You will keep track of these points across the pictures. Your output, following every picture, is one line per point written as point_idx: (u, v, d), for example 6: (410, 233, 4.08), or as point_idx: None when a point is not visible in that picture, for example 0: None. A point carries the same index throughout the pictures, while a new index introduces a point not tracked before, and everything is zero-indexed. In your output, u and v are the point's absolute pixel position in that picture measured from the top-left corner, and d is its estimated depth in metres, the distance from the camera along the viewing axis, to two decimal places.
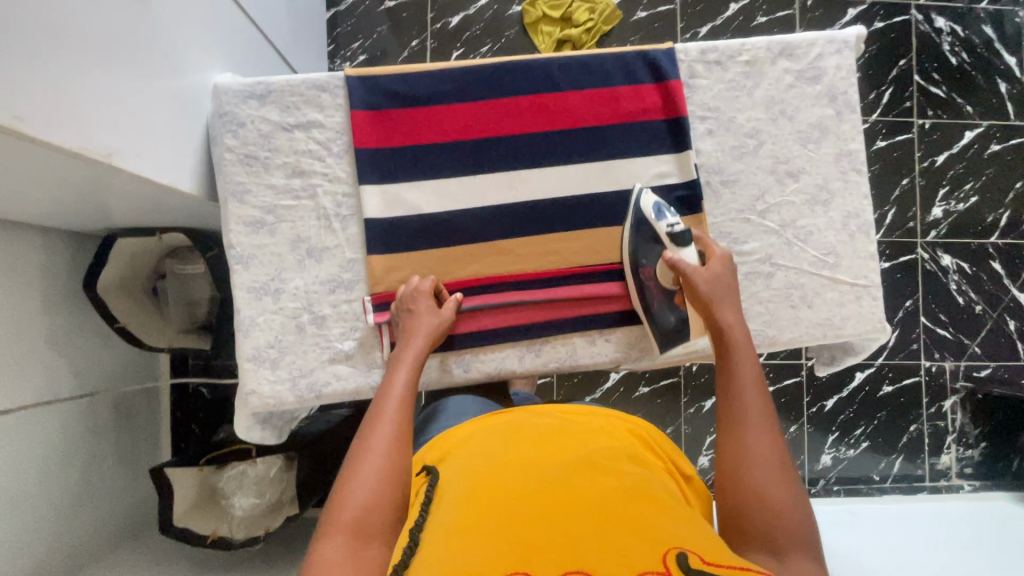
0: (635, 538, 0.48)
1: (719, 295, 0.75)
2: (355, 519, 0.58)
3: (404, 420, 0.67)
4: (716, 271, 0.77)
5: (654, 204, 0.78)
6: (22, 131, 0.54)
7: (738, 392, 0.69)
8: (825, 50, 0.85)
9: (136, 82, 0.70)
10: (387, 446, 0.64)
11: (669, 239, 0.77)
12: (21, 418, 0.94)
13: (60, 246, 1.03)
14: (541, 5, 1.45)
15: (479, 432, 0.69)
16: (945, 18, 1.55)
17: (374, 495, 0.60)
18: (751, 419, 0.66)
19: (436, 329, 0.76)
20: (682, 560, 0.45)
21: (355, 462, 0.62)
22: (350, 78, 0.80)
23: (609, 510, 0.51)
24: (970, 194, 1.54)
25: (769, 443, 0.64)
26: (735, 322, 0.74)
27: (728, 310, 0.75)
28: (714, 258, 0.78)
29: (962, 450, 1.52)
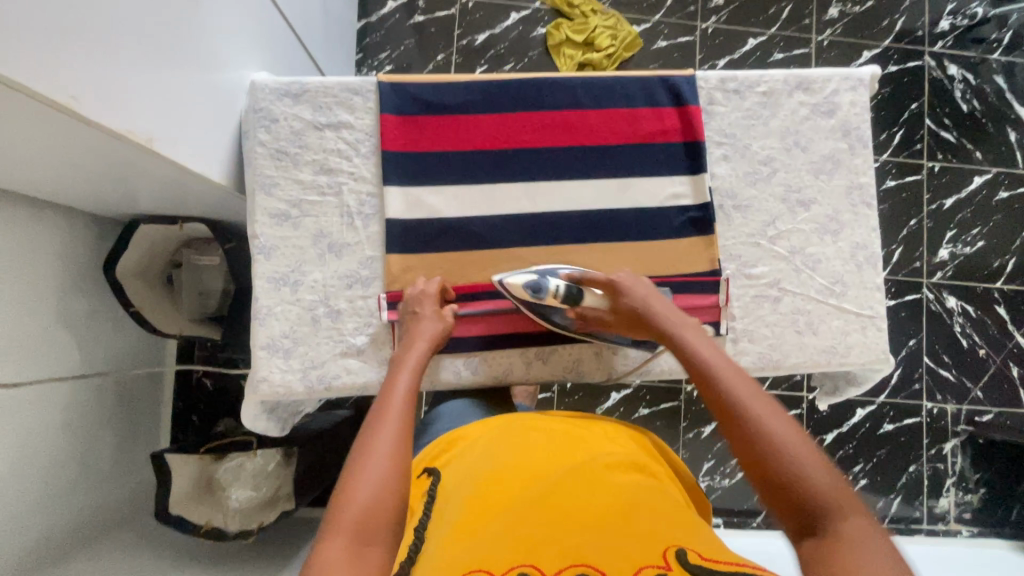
0: (635, 536, 0.49)
1: (641, 304, 0.76)
2: (357, 520, 0.53)
3: (409, 416, 0.65)
4: (628, 299, 0.77)
5: (526, 282, 0.78)
6: (73, 109, 0.57)
7: (720, 379, 0.64)
8: (840, 86, 0.88)
9: (179, 74, 0.73)
10: (394, 442, 0.60)
11: (561, 300, 0.79)
12: (29, 392, 0.95)
13: (85, 228, 1.07)
14: (566, 29, 1.49)
15: (479, 435, 0.70)
16: (957, 66, 1.59)
17: (381, 494, 0.56)
18: (747, 401, 0.61)
19: (439, 333, 0.77)
20: (682, 556, 0.46)
21: (360, 460, 0.58)
22: (381, 83, 0.83)
23: (610, 513, 0.52)
24: (977, 238, 1.56)
25: (776, 416, 0.59)
26: (672, 322, 0.73)
27: (655, 306, 0.76)
28: (619, 286, 0.78)
29: (960, 494, 1.50)
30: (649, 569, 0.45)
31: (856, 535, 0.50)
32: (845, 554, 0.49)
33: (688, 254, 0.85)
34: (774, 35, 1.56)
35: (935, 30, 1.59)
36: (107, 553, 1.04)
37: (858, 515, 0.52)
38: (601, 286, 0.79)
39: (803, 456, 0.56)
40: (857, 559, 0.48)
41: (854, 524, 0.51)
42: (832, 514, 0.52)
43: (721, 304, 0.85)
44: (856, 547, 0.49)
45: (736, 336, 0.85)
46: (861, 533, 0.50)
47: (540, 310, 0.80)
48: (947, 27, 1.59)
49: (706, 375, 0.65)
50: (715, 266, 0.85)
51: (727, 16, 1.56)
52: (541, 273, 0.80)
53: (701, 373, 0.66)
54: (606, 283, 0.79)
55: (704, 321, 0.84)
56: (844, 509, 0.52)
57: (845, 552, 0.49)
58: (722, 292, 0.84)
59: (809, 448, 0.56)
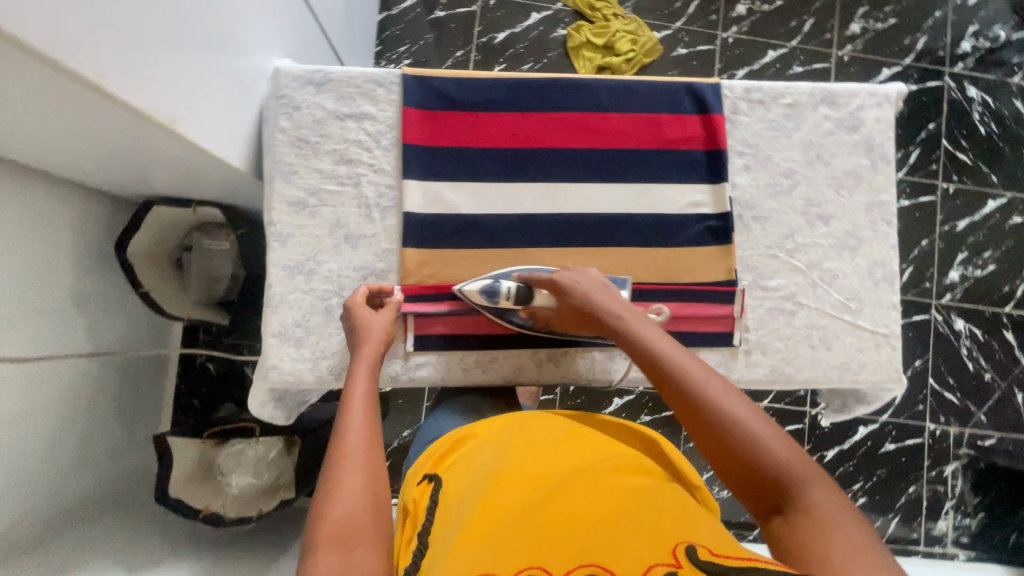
0: (642, 535, 0.46)
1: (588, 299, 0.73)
2: (336, 531, 0.51)
3: (373, 421, 0.63)
4: (570, 297, 0.74)
5: (480, 288, 0.79)
6: (103, 87, 0.58)
7: (672, 371, 0.63)
8: (866, 102, 0.87)
9: (207, 59, 0.73)
10: (362, 451, 0.59)
11: (515, 302, 0.79)
12: (37, 367, 0.95)
13: (99, 207, 1.06)
14: (586, 32, 1.49)
15: (482, 442, 0.68)
16: (977, 88, 1.58)
17: (359, 502, 0.54)
18: (703, 390, 0.61)
19: (383, 330, 0.74)
20: (694, 554, 0.43)
21: (332, 473, 0.56)
22: (406, 76, 0.83)
23: (615, 513, 0.50)
24: (988, 262, 1.55)
25: (729, 400, 0.59)
26: (619, 313, 0.71)
27: (599, 296, 0.73)
28: (562, 285, 0.75)
29: (959, 518, 1.49)
30: (659, 567, 0.42)
31: (823, 505, 0.52)
32: (817, 528, 0.50)
33: (706, 263, 0.85)
34: (794, 48, 1.56)
35: (956, 51, 1.58)
36: (105, 533, 1.04)
37: (823, 483, 0.54)
38: (546, 286, 0.77)
39: (764, 435, 0.57)
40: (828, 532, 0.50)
41: (818, 493, 0.53)
42: (798, 488, 0.54)
43: (735, 314, 0.84)
44: (825, 518, 0.51)
45: (749, 348, 0.84)
46: (827, 501, 0.52)
47: (500, 314, 0.80)
48: (968, 48, 1.58)
49: (660, 367, 0.64)
50: (732, 276, 0.85)
51: (748, 27, 1.56)
52: (495, 278, 0.81)
53: (653, 366, 0.65)
54: (549, 282, 0.77)
55: (718, 331, 0.84)
56: (808, 480, 0.54)
57: (816, 525, 0.50)
58: (737, 303, 0.84)
59: (768, 426, 0.58)
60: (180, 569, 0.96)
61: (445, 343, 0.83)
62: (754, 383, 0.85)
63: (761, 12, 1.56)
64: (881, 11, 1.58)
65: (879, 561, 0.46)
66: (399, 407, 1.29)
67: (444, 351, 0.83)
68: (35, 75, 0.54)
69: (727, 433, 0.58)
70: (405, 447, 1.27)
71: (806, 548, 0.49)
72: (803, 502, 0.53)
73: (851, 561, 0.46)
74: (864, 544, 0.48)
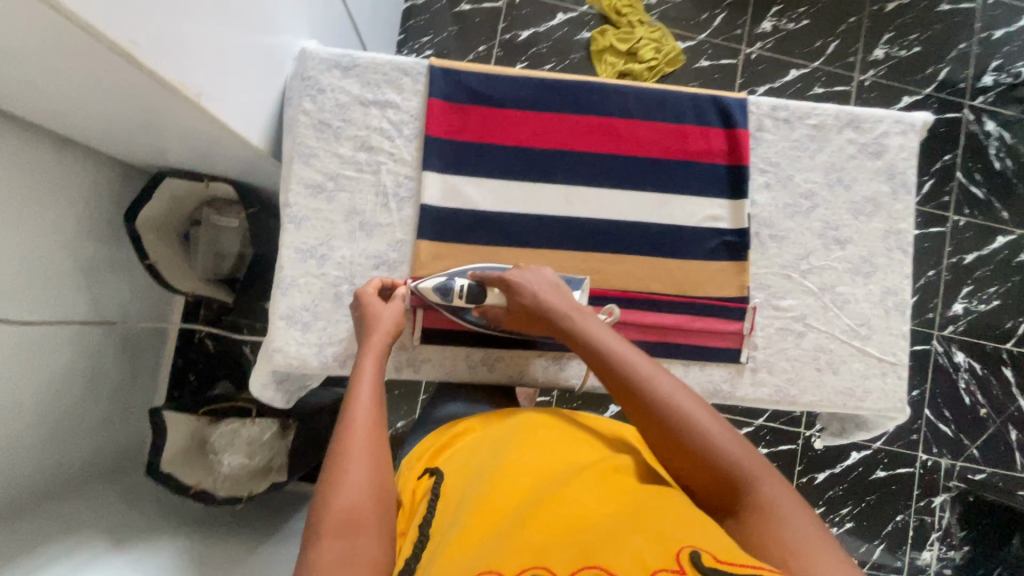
0: (643, 536, 0.44)
1: (540, 300, 0.71)
2: (340, 519, 0.51)
3: (378, 411, 0.62)
4: (518, 297, 0.72)
5: (434, 286, 0.77)
6: (133, 55, 0.57)
7: (623, 369, 0.62)
8: (891, 129, 0.87)
9: (236, 34, 0.72)
10: (366, 441, 0.58)
11: (467, 301, 0.77)
12: (39, 331, 0.94)
13: (112, 175, 1.06)
14: (610, 36, 1.48)
15: (481, 441, 0.67)
16: (995, 122, 1.58)
17: (364, 492, 0.54)
18: (653, 388, 0.60)
19: (393, 321, 0.73)
20: (696, 559, 0.40)
21: (336, 462, 0.56)
22: (434, 67, 0.82)
23: (619, 513, 0.49)
24: (992, 297, 1.55)
25: (680, 397, 0.59)
26: (569, 313, 0.69)
27: (546, 294, 0.71)
28: (511, 284, 0.72)
29: (943, 549, 1.48)
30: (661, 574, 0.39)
31: (775, 496, 0.52)
32: (768, 522, 0.50)
33: (719, 277, 0.84)
34: (816, 69, 1.55)
35: (978, 83, 1.58)
36: (94, 502, 1.03)
37: (773, 478, 0.54)
38: (497, 285, 0.74)
39: (715, 433, 0.57)
40: (782, 526, 0.49)
41: (769, 486, 0.53)
42: (750, 486, 0.53)
43: (745, 331, 0.83)
44: (776, 511, 0.51)
45: (756, 366, 0.84)
46: (776, 493, 0.52)
47: (455, 311, 0.79)
48: (990, 82, 1.58)
49: (612, 367, 0.63)
50: (744, 293, 0.84)
51: (773, 44, 1.55)
52: (450, 275, 0.79)
53: (603, 366, 0.64)
54: (499, 281, 0.74)
55: (726, 347, 0.83)
56: (757, 473, 0.54)
57: (768, 521, 0.50)
58: (747, 320, 0.83)
59: (717, 422, 0.58)
60: (167, 544, 0.95)
61: (452, 337, 0.82)
62: (757, 402, 0.84)
63: (787, 29, 1.56)
64: (906, 38, 1.57)
65: (829, 553, 0.47)
66: (395, 397, 1.28)
67: (450, 345, 0.82)
68: (64, 36, 0.54)
69: (680, 434, 0.57)
70: (399, 439, 1.27)
71: (758, 545, 0.49)
72: (754, 498, 0.52)
73: (802, 556, 0.46)
74: (812, 536, 0.48)
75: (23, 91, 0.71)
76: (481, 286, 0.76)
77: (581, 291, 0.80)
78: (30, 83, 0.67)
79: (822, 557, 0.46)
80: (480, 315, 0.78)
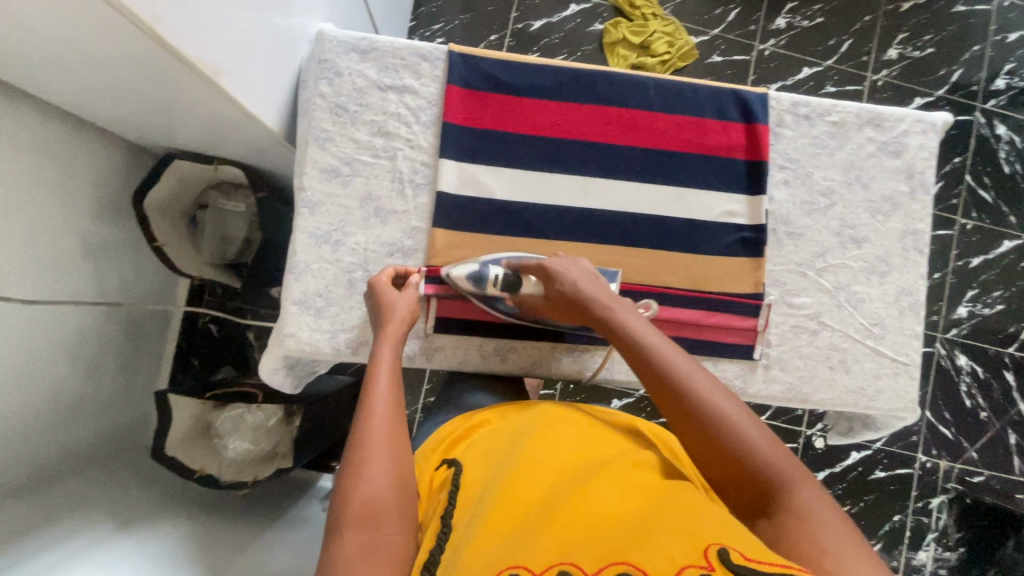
0: (670, 534, 0.43)
1: (579, 288, 0.70)
2: (363, 510, 0.51)
3: (396, 401, 0.61)
4: (556, 283, 0.71)
5: (467, 273, 0.77)
6: (154, 29, 0.57)
7: (659, 364, 0.62)
8: (911, 128, 0.87)
9: (253, 13, 0.71)
10: (386, 433, 0.58)
11: (502, 289, 0.76)
12: (45, 311, 0.93)
13: (121, 154, 1.04)
14: (623, 29, 1.46)
15: (498, 433, 0.67)
16: (1006, 126, 1.57)
17: (387, 482, 0.54)
18: (690, 385, 0.60)
19: (410, 309, 0.72)
20: (725, 556, 0.40)
21: (358, 453, 0.55)
22: (453, 53, 0.81)
23: (642, 508, 0.49)
24: (997, 301, 1.55)
25: (717, 394, 0.59)
26: (605, 304, 0.69)
27: (585, 282, 0.71)
28: (551, 271, 0.72)
29: (940, 550, 1.49)
30: (689, 570, 0.39)
31: (810, 502, 0.51)
32: (803, 526, 0.49)
33: (735, 273, 0.84)
34: (829, 67, 1.54)
35: (990, 86, 1.57)
36: (97, 483, 1.03)
37: (809, 483, 0.53)
38: (534, 272, 0.74)
39: (750, 434, 0.56)
40: (816, 530, 0.49)
41: (804, 490, 0.52)
42: (784, 489, 0.53)
43: (759, 328, 0.83)
44: (812, 516, 0.50)
45: (768, 363, 0.84)
46: (813, 499, 0.52)
47: (485, 298, 0.78)
48: (1003, 85, 1.57)
49: (647, 362, 0.63)
50: (759, 290, 0.84)
51: (786, 41, 1.54)
52: (483, 262, 0.79)
53: (638, 360, 0.64)
54: (537, 267, 0.74)
55: (740, 343, 0.83)
56: (794, 478, 0.54)
57: (801, 524, 0.49)
58: (761, 317, 0.83)
59: (754, 425, 0.57)
60: (171, 527, 0.95)
61: (466, 327, 0.82)
62: (769, 399, 0.84)
63: (801, 27, 1.55)
64: (920, 38, 1.56)
65: (864, 560, 0.46)
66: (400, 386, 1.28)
67: (464, 335, 0.82)
68: (84, 8, 0.53)
69: (715, 433, 0.57)
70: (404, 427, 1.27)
71: (794, 547, 0.48)
72: (790, 501, 0.52)
73: (840, 559, 0.45)
74: (849, 542, 0.47)
75: (35, 66, 0.70)
76: (517, 275, 0.76)
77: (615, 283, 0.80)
78: (42, 56, 0.66)
79: (858, 562, 0.46)
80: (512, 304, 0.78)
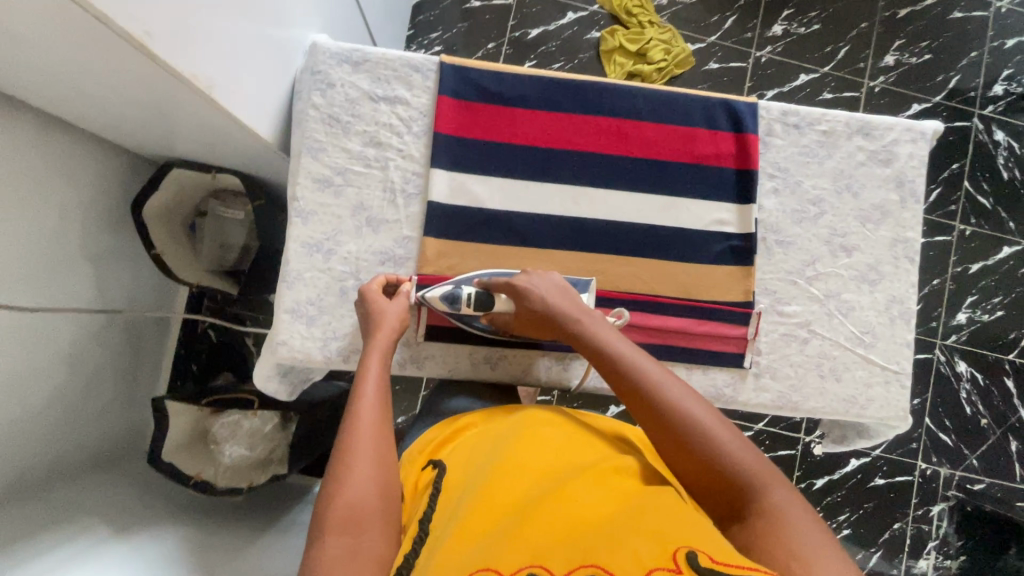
0: (641, 536, 0.44)
1: (551, 301, 0.71)
2: (345, 516, 0.51)
3: (383, 409, 0.62)
4: (526, 299, 0.73)
5: (442, 294, 0.76)
6: (146, 45, 0.58)
7: (629, 373, 0.63)
8: (902, 136, 0.87)
9: (248, 28, 0.73)
10: (373, 440, 0.58)
11: (476, 309, 0.77)
12: (44, 317, 0.94)
13: (119, 163, 1.06)
14: (620, 37, 1.48)
15: (481, 438, 0.67)
16: (1004, 132, 1.57)
17: (369, 487, 0.54)
18: (659, 391, 0.61)
19: (400, 318, 0.73)
20: (693, 558, 0.40)
21: (342, 460, 0.56)
22: (444, 64, 0.82)
23: (620, 512, 0.49)
24: (996, 307, 1.55)
25: (686, 399, 0.60)
26: (576, 315, 0.70)
27: (555, 294, 0.72)
28: (519, 289, 0.73)
29: (940, 558, 1.48)
30: (657, 572, 0.39)
31: (781, 503, 0.52)
32: (773, 528, 0.50)
33: (724, 281, 0.84)
34: (826, 74, 1.55)
35: (988, 92, 1.57)
36: (95, 488, 1.04)
37: (781, 485, 0.53)
38: (504, 290, 0.75)
39: (721, 438, 0.57)
40: (785, 530, 0.49)
41: (776, 491, 0.53)
42: (756, 492, 0.53)
43: (749, 337, 0.83)
44: (783, 516, 0.50)
45: (759, 371, 0.84)
46: (785, 500, 0.52)
47: (462, 319, 0.79)
48: (1000, 92, 1.57)
49: (617, 372, 0.64)
50: (749, 298, 0.84)
51: (783, 48, 1.55)
52: (456, 283, 0.79)
53: (608, 369, 0.65)
54: (507, 286, 0.75)
55: (730, 351, 0.83)
56: (767, 481, 0.54)
57: (772, 525, 0.50)
58: (752, 325, 0.83)
59: (726, 429, 0.58)
60: (167, 533, 0.96)
61: (457, 335, 0.82)
62: (759, 407, 0.84)
63: (798, 33, 1.55)
64: (917, 45, 1.57)
65: (833, 559, 0.46)
66: (396, 392, 1.29)
67: (454, 343, 0.82)
68: (77, 24, 0.54)
69: (686, 440, 0.58)
70: (399, 432, 1.27)
71: (764, 549, 0.49)
72: (762, 504, 0.52)
73: (808, 559, 0.46)
74: (819, 542, 0.48)
75: (34, 77, 0.71)
76: (490, 295, 0.77)
77: (588, 293, 0.80)
78: (40, 69, 0.68)
79: (827, 561, 0.46)
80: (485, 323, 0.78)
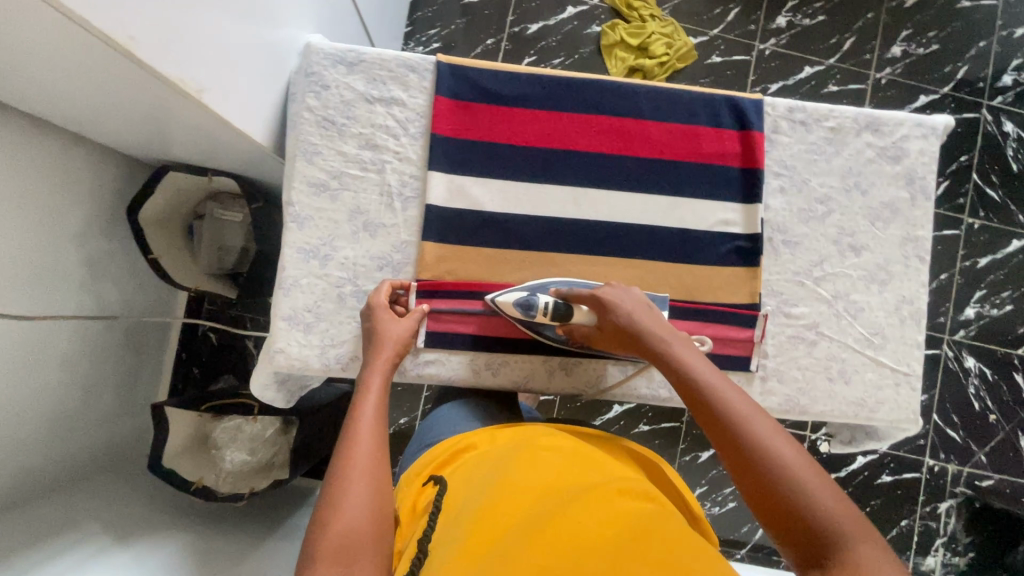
0: None
1: (636, 318, 0.70)
2: (337, 544, 0.50)
3: (380, 434, 0.61)
4: (612, 314, 0.72)
5: (516, 301, 0.76)
6: (132, 51, 0.56)
7: (713, 396, 0.61)
8: (912, 132, 0.85)
9: (240, 30, 0.71)
10: (369, 464, 0.57)
11: (553, 318, 0.76)
12: (42, 325, 0.93)
13: (114, 168, 1.04)
14: (621, 30, 1.45)
15: (484, 455, 0.66)
16: (1014, 123, 1.54)
17: (363, 513, 0.53)
18: (743, 418, 0.58)
19: (402, 337, 0.73)
20: None
21: (337, 486, 0.55)
22: (441, 64, 0.80)
23: (621, 539, 0.48)
24: (1006, 301, 1.52)
25: (770, 430, 0.57)
26: (660, 334, 0.68)
27: (640, 312, 0.71)
28: (604, 302, 0.72)
29: (948, 555, 1.46)
30: None
31: (866, 554, 0.48)
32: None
33: (730, 283, 0.83)
34: (831, 66, 1.52)
35: (997, 82, 1.54)
36: (95, 496, 1.03)
37: (865, 536, 0.50)
38: (587, 301, 0.74)
39: (803, 476, 0.54)
40: None
41: (859, 541, 0.49)
42: (837, 538, 0.50)
43: (755, 339, 0.82)
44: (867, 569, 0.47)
45: (766, 374, 0.82)
46: (868, 553, 0.48)
47: (534, 327, 0.78)
48: (1009, 82, 1.54)
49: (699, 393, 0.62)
50: (755, 300, 0.82)
51: (787, 40, 1.52)
52: (530, 290, 0.78)
53: (689, 389, 0.63)
54: (591, 298, 0.74)
55: (736, 355, 0.82)
56: (853, 530, 0.50)
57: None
58: (758, 328, 0.82)
59: (809, 467, 0.54)
60: (168, 540, 0.95)
61: (458, 341, 0.81)
62: (766, 411, 0.83)
63: (802, 25, 1.52)
64: (924, 35, 1.53)
65: None
66: (397, 394, 1.28)
67: (457, 350, 0.81)
68: (60, 31, 0.52)
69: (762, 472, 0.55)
70: (401, 436, 1.27)
71: None
72: (841, 552, 0.49)
73: None
74: None
75: (21, 82, 0.69)
76: (572, 306, 0.76)
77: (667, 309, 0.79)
78: (27, 74, 0.66)
79: None
80: (563, 333, 0.77)
